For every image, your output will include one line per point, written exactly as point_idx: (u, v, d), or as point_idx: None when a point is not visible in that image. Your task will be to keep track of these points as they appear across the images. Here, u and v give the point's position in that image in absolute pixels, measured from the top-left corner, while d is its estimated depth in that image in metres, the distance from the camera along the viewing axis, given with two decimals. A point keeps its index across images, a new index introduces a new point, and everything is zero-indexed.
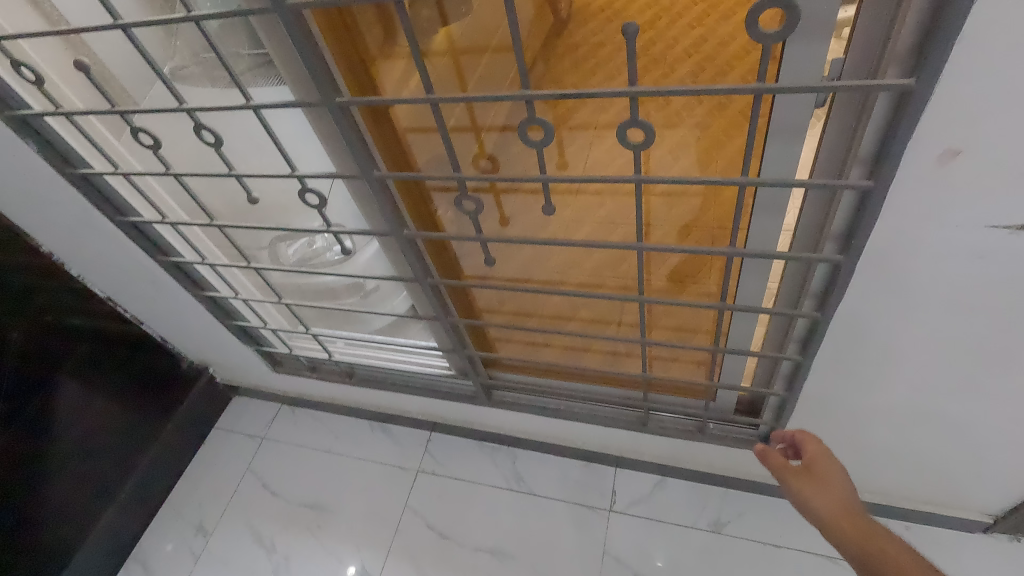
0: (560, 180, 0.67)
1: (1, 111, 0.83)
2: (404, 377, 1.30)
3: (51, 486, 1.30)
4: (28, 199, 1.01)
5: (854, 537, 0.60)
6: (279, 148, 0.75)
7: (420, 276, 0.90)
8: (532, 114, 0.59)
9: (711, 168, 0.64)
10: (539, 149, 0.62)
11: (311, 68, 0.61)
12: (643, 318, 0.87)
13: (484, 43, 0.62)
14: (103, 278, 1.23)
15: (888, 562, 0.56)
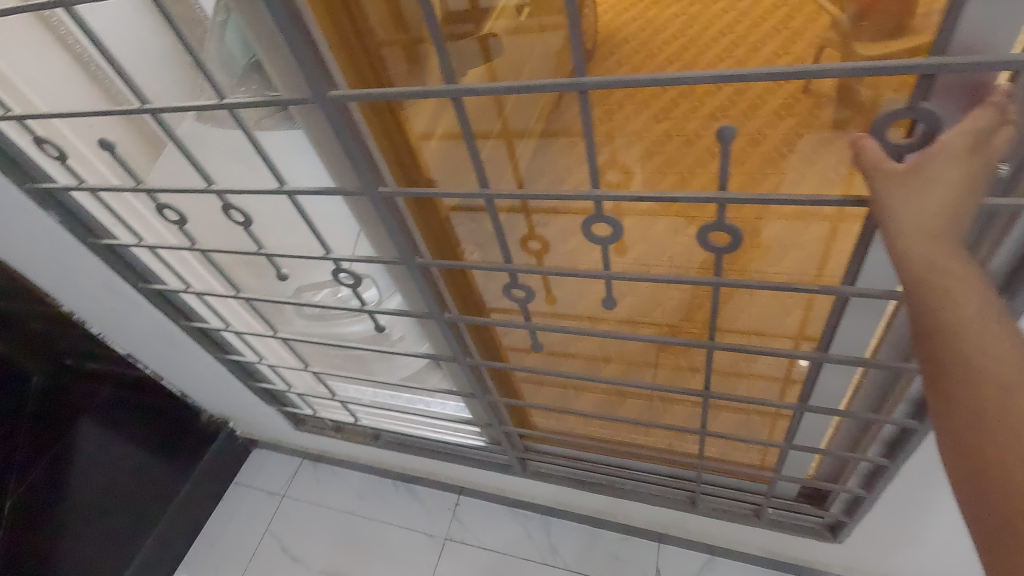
0: (622, 277, 0.62)
1: (24, 184, 0.79)
2: (433, 442, 1.25)
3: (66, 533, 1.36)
4: (48, 265, 0.97)
5: (929, 276, 0.38)
6: (316, 234, 0.74)
7: (459, 356, 0.89)
8: (599, 212, 0.54)
9: (792, 273, 0.59)
10: (603, 247, 0.58)
11: (353, 161, 0.57)
12: (704, 411, 0.83)
13: (551, 130, 0.54)
14: (124, 338, 1.19)
15: (960, 325, 0.37)
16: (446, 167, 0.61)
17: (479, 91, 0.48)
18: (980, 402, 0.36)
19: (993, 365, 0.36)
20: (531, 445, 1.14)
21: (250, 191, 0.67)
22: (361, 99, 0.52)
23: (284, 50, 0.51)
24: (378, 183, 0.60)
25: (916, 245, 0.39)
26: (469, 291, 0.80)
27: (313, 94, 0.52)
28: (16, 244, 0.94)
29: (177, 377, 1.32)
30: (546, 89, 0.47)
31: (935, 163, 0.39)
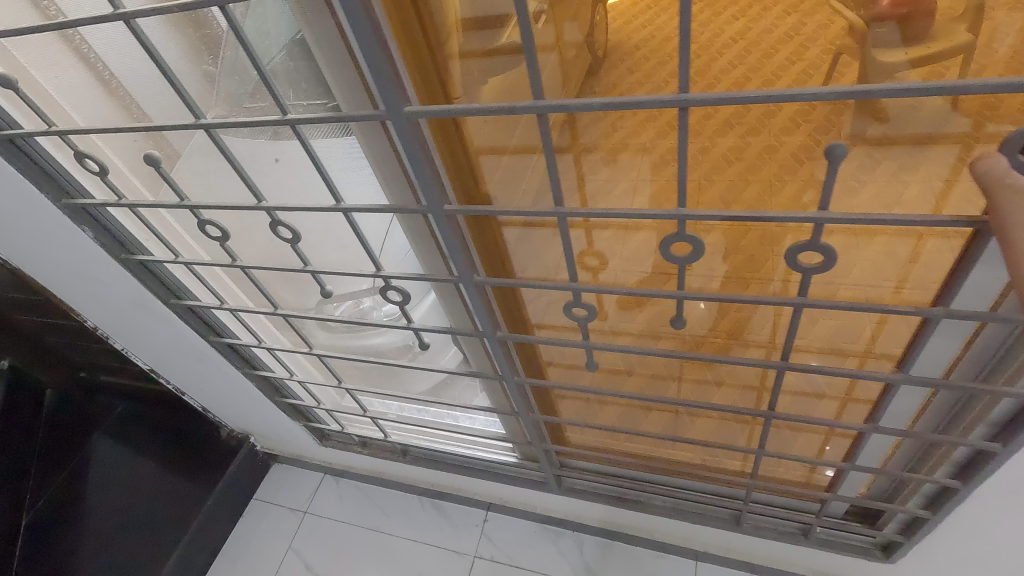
0: (698, 298, 0.61)
1: (59, 199, 0.77)
2: (463, 457, 1.23)
3: (83, 544, 1.38)
4: (77, 281, 0.94)
5: None
6: (367, 250, 0.73)
7: (507, 374, 0.88)
8: (683, 231, 0.52)
9: (873, 295, 0.57)
10: (682, 266, 0.57)
11: (421, 179, 0.55)
12: (764, 431, 0.82)
13: (627, 141, 0.54)
14: (147, 354, 1.16)
15: None
16: (508, 182, 0.59)
17: (572, 106, 0.46)
18: None
19: None
20: (565, 461, 1.12)
21: (304, 210, 0.65)
22: (437, 115, 0.50)
23: (358, 64, 0.50)
24: (443, 200, 0.58)
25: None
26: (514, 309, 0.78)
27: (388, 110, 0.50)
28: (44, 259, 0.91)
29: (200, 391, 1.30)
30: (645, 105, 0.45)
31: None
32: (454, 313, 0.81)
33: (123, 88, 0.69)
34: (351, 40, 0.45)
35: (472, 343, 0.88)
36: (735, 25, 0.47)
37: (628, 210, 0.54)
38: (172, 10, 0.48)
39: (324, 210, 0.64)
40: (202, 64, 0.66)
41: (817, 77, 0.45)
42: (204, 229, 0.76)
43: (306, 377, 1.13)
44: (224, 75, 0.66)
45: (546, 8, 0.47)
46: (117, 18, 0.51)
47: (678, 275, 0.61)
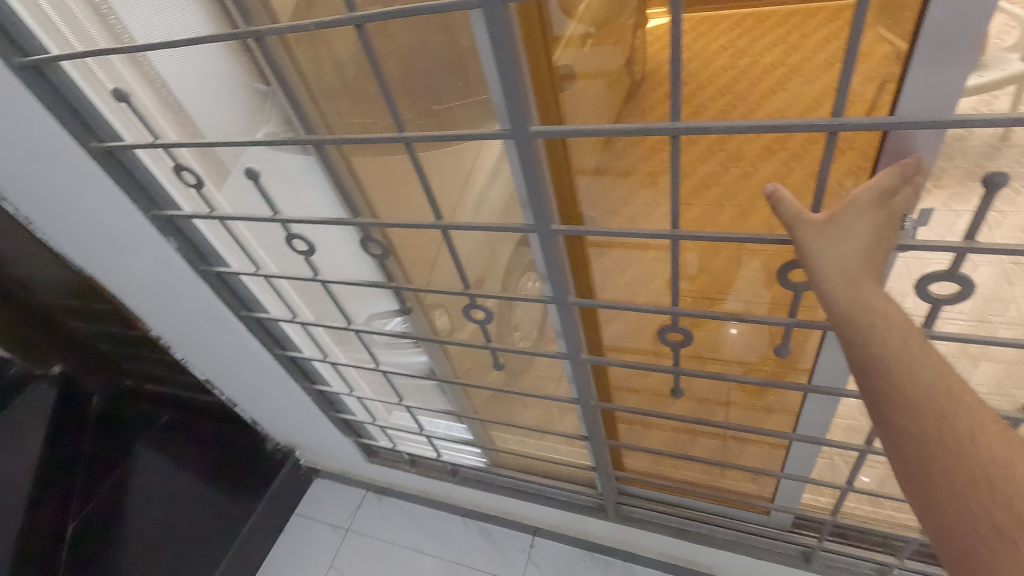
0: (810, 325, 0.61)
1: (148, 210, 0.79)
2: (518, 480, 1.22)
3: (125, 547, 1.42)
4: (151, 288, 0.95)
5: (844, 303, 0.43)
6: (461, 270, 0.75)
7: (584, 399, 0.87)
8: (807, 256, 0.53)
9: (983, 330, 0.57)
10: (800, 293, 0.57)
11: (533, 197, 0.55)
12: (859, 464, 0.81)
13: (720, 166, 0.56)
14: (206, 366, 1.18)
15: (875, 343, 0.42)
16: (610, 203, 0.60)
17: (712, 129, 0.46)
18: (920, 426, 0.40)
19: (927, 395, 0.40)
20: (625, 490, 1.10)
21: (405, 225, 0.68)
22: (560, 136, 0.50)
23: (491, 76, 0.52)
24: (551, 220, 0.58)
25: (838, 283, 0.44)
26: (594, 333, 0.78)
27: (513, 129, 0.50)
28: (120, 266, 0.93)
29: (252, 402, 1.30)
30: (790, 129, 0.45)
31: (850, 214, 0.44)
32: (542, 326, 0.82)
33: (184, 112, 0.69)
34: (488, 61, 0.46)
35: (552, 365, 0.90)
36: (775, 50, 0.50)
37: (747, 236, 0.52)
38: (307, 27, 0.50)
39: (426, 225, 0.66)
40: (255, 83, 0.65)
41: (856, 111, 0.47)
42: (292, 243, 0.78)
43: (364, 394, 1.14)
44: (274, 96, 0.65)
45: (592, 32, 0.49)
46: (249, 35, 0.53)
47: (794, 300, 0.61)
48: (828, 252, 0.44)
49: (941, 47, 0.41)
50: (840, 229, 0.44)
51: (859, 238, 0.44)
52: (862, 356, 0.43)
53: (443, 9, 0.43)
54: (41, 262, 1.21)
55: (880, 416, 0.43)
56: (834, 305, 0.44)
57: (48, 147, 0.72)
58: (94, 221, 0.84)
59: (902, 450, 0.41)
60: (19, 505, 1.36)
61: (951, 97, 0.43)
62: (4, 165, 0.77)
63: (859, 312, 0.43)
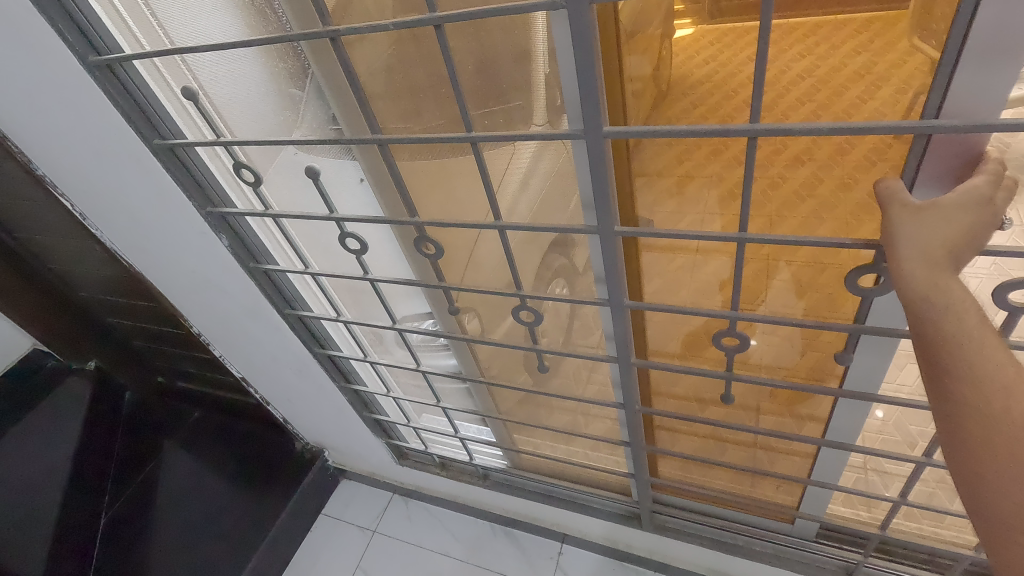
0: (874, 331, 0.61)
1: (203, 207, 0.80)
2: (548, 485, 1.22)
3: (155, 544, 1.43)
4: (198, 284, 0.97)
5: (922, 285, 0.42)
6: (514, 270, 0.75)
7: (628, 403, 0.87)
8: (878, 260, 0.53)
9: None
10: (865, 298, 0.58)
11: (599, 196, 0.57)
12: (913, 477, 0.79)
13: (771, 173, 0.58)
14: (244, 364, 1.19)
15: (948, 322, 0.42)
16: (667, 204, 0.62)
17: (791, 130, 0.46)
18: (984, 397, 0.40)
19: (995, 371, 0.40)
20: (659, 498, 1.10)
21: (461, 225, 0.69)
22: (631, 137, 0.51)
23: (539, 69, 0.55)
24: (613, 222, 0.60)
25: (917, 266, 0.43)
26: (640, 336, 0.79)
27: (585, 129, 0.51)
28: (170, 263, 0.95)
29: (285, 401, 1.31)
30: (877, 130, 0.44)
31: (947, 204, 0.43)
32: (588, 329, 0.83)
33: (221, 112, 0.71)
34: (568, 57, 0.47)
35: (595, 368, 0.90)
36: (803, 62, 0.51)
37: (808, 238, 0.54)
38: (387, 27, 0.51)
39: (483, 225, 0.67)
40: (289, 87, 0.68)
41: (893, 114, 0.48)
42: (345, 242, 0.79)
43: (400, 394, 1.15)
44: (309, 99, 0.67)
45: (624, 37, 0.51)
46: (327, 35, 0.54)
47: (861, 306, 0.60)
48: (912, 234, 0.44)
49: (990, 44, 0.40)
50: (931, 214, 0.44)
51: (942, 224, 0.43)
52: (930, 331, 0.42)
53: (524, 10, 0.45)
54: (90, 259, 1.25)
55: (941, 394, 0.43)
56: (909, 287, 0.43)
57: (111, 144, 0.74)
58: (148, 217, 0.86)
59: (959, 422, 0.42)
60: (55, 503, 1.40)
61: (995, 99, 0.43)
62: (69, 163, 0.80)
63: (938, 294, 0.42)
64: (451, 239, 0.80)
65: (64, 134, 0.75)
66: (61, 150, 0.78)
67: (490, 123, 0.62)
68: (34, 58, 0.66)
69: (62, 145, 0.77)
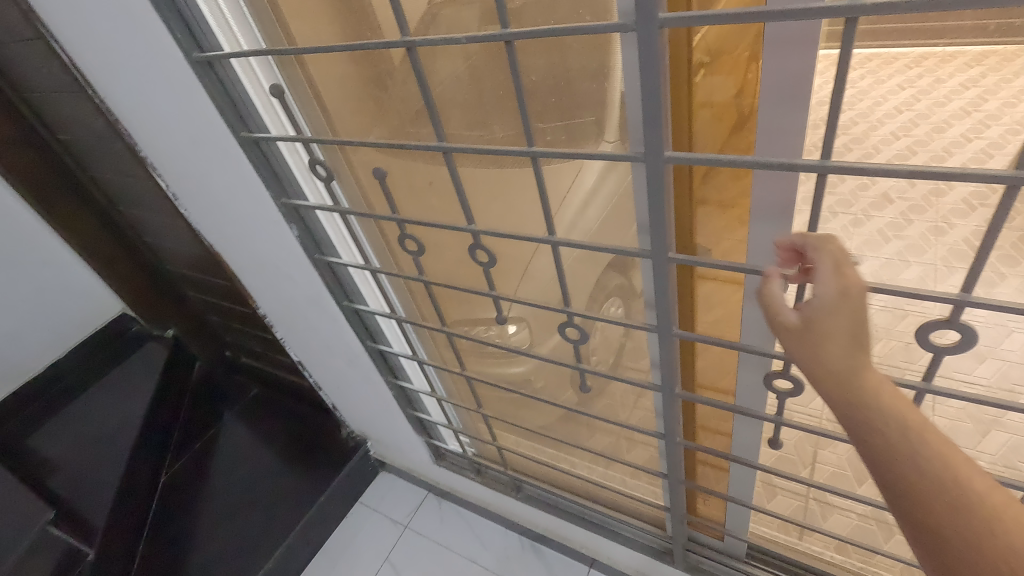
0: (947, 393, 0.56)
1: (279, 198, 0.85)
2: (582, 507, 1.20)
3: (204, 508, 1.52)
4: (268, 269, 1.02)
5: (841, 399, 0.44)
6: (564, 287, 0.75)
7: (669, 435, 0.84)
8: (956, 317, 0.49)
9: None
10: (937, 357, 0.54)
11: (655, 221, 0.56)
12: None
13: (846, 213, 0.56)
14: (303, 350, 1.25)
15: (874, 433, 0.42)
16: (731, 239, 0.61)
17: (867, 171, 0.43)
18: (935, 517, 0.39)
19: (934, 486, 0.39)
20: (696, 536, 1.06)
21: (517, 236, 0.69)
22: (696, 163, 0.50)
23: (615, 88, 0.55)
24: (668, 248, 0.58)
25: (828, 383, 0.44)
26: (690, 368, 0.77)
27: (645, 152, 0.51)
28: (244, 248, 1.01)
29: (336, 389, 1.37)
30: (966, 177, 0.41)
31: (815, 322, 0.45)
32: (637, 353, 0.81)
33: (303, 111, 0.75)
34: (636, 77, 0.47)
35: (640, 394, 0.88)
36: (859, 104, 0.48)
37: (890, 285, 0.50)
38: (460, 40, 0.52)
39: (537, 239, 0.67)
40: (368, 91, 0.71)
41: (997, 162, 0.46)
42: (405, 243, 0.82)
43: (443, 394, 1.16)
44: (390, 101, 0.70)
45: (708, 60, 0.51)
46: (405, 44, 0.56)
47: (931, 364, 0.56)
48: (807, 359, 0.46)
49: (775, 92, 0.47)
50: (814, 330, 0.45)
51: (838, 319, 0.44)
52: (864, 446, 0.43)
53: (595, 30, 0.45)
54: (177, 235, 1.35)
55: (903, 518, 0.42)
56: (831, 402, 0.45)
57: (204, 133, 0.80)
58: (231, 202, 0.92)
59: (925, 540, 0.40)
60: (121, 463, 1.48)
61: (796, 137, 0.49)
62: (167, 148, 0.88)
63: (855, 406, 0.43)
64: (507, 248, 0.81)
65: (164, 121, 0.83)
66: (161, 135, 0.86)
67: (558, 139, 0.63)
68: (147, 50, 0.73)
69: (164, 130, 0.84)
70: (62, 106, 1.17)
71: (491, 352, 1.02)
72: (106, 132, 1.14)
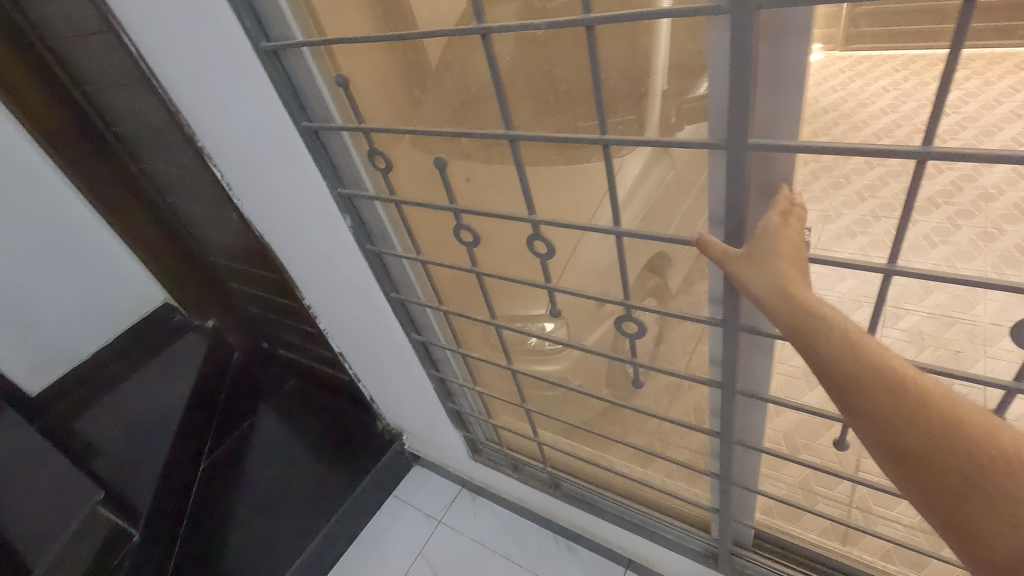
0: None
1: (335, 188, 0.86)
2: (621, 505, 1.19)
3: (242, 495, 1.55)
4: (319, 260, 1.04)
5: (791, 314, 0.49)
6: (625, 278, 0.74)
7: (727, 434, 0.82)
8: None
9: None
10: None
11: (732, 211, 0.55)
12: None
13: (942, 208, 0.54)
14: (346, 342, 1.27)
15: (821, 337, 0.46)
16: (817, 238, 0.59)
17: (978, 155, 0.42)
18: (874, 403, 0.43)
19: (872, 376, 0.43)
20: (740, 539, 1.04)
21: (580, 226, 0.69)
22: (782, 150, 0.49)
23: (656, 84, 0.57)
24: (739, 238, 0.58)
25: (777, 299, 0.50)
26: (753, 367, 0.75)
27: (728, 139, 0.51)
28: (295, 238, 1.03)
29: (377, 382, 1.38)
30: None
31: (761, 246, 0.53)
32: (698, 352, 0.80)
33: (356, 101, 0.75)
34: (727, 60, 0.46)
35: (695, 392, 0.87)
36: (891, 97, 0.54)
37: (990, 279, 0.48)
38: (540, 26, 0.52)
39: (602, 229, 0.67)
40: (427, 81, 0.71)
41: None
42: (461, 234, 0.83)
43: (485, 389, 1.16)
44: (427, 101, 0.73)
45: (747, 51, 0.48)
46: (479, 30, 0.57)
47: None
48: (750, 276, 0.52)
49: (772, 81, 0.48)
50: (759, 259, 0.52)
51: (780, 248, 0.52)
52: (811, 350, 0.47)
53: (689, 13, 0.45)
54: (224, 225, 1.38)
55: (846, 412, 0.46)
56: (781, 317, 0.49)
57: (265, 121, 0.82)
58: (284, 194, 0.94)
59: (869, 427, 0.44)
60: (164, 448, 1.52)
61: (793, 122, 0.50)
62: (225, 138, 0.90)
63: (804, 317, 0.48)
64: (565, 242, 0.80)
65: (225, 109, 0.84)
66: (221, 125, 0.88)
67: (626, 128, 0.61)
68: (214, 39, 0.74)
69: (224, 120, 0.86)
70: (120, 98, 1.21)
71: (537, 347, 1.01)
72: (162, 124, 1.16)
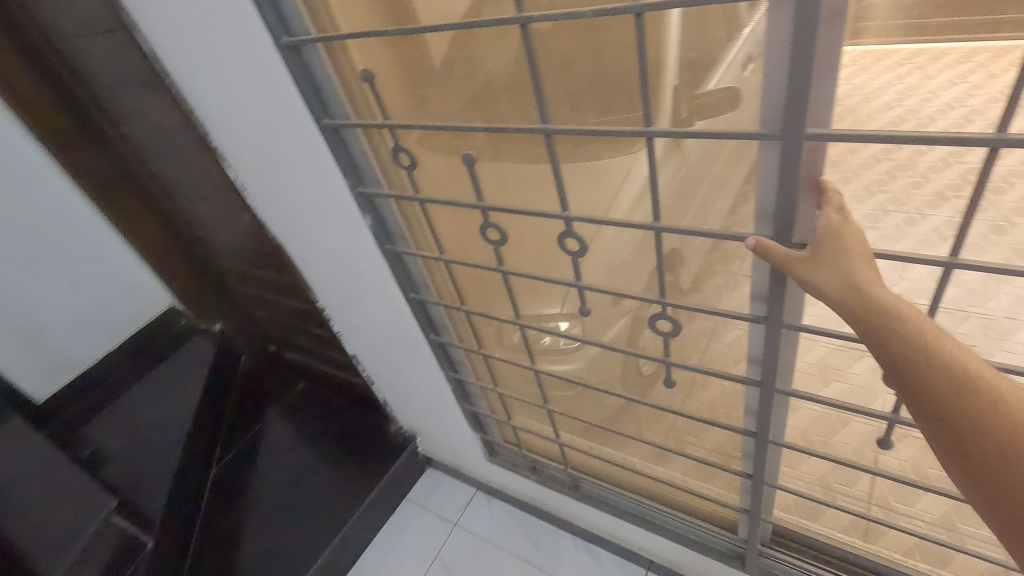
0: None
1: (355, 186, 0.84)
2: (642, 506, 1.17)
3: (254, 501, 1.53)
4: (337, 260, 1.02)
5: (863, 310, 0.47)
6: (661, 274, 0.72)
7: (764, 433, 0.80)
8: None
9: None
10: None
11: (783, 204, 0.55)
12: None
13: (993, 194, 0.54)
14: (361, 343, 1.25)
15: (894, 334, 0.44)
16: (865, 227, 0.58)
17: None
18: (945, 406, 0.42)
19: (944, 378, 0.42)
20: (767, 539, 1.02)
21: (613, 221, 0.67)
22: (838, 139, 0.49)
23: (667, 77, 0.56)
24: (791, 234, 0.56)
25: (847, 294, 0.48)
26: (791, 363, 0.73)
27: (785, 128, 0.50)
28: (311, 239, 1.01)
29: (392, 384, 1.36)
30: None
31: (830, 247, 0.50)
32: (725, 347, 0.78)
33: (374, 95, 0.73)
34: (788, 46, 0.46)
35: (725, 390, 0.85)
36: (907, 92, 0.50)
37: None
38: (585, 14, 0.51)
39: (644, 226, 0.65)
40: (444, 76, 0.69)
41: None
42: (487, 231, 0.81)
43: (504, 390, 1.14)
44: (437, 99, 0.71)
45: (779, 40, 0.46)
46: (520, 20, 0.55)
47: None
48: (822, 275, 0.50)
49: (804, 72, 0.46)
50: (826, 257, 0.50)
51: (849, 245, 0.50)
52: (882, 347, 0.46)
53: None
54: (233, 227, 1.36)
55: (914, 410, 0.45)
56: (853, 311, 0.47)
57: (282, 118, 0.80)
58: (301, 194, 0.91)
59: (937, 428, 0.43)
60: (176, 453, 1.50)
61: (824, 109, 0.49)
62: (240, 137, 0.88)
63: (877, 313, 0.46)
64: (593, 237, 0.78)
65: (241, 107, 0.82)
66: (236, 123, 0.85)
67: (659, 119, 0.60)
68: (231, 35, 0.72)
69: (240, 118, 0.84)
70: (128, 100, 1.19)
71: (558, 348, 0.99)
72: (173, 126, 1.14)
